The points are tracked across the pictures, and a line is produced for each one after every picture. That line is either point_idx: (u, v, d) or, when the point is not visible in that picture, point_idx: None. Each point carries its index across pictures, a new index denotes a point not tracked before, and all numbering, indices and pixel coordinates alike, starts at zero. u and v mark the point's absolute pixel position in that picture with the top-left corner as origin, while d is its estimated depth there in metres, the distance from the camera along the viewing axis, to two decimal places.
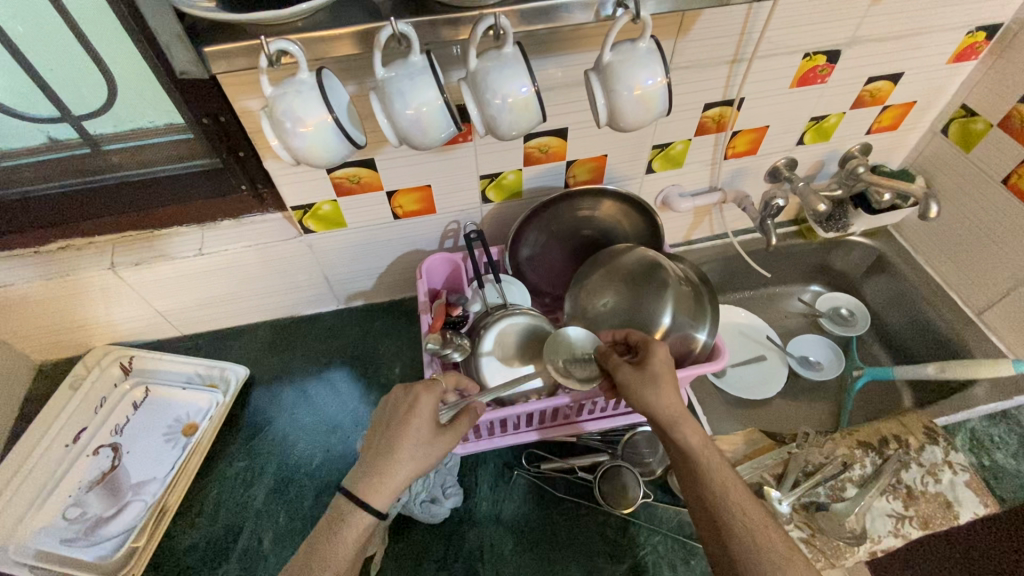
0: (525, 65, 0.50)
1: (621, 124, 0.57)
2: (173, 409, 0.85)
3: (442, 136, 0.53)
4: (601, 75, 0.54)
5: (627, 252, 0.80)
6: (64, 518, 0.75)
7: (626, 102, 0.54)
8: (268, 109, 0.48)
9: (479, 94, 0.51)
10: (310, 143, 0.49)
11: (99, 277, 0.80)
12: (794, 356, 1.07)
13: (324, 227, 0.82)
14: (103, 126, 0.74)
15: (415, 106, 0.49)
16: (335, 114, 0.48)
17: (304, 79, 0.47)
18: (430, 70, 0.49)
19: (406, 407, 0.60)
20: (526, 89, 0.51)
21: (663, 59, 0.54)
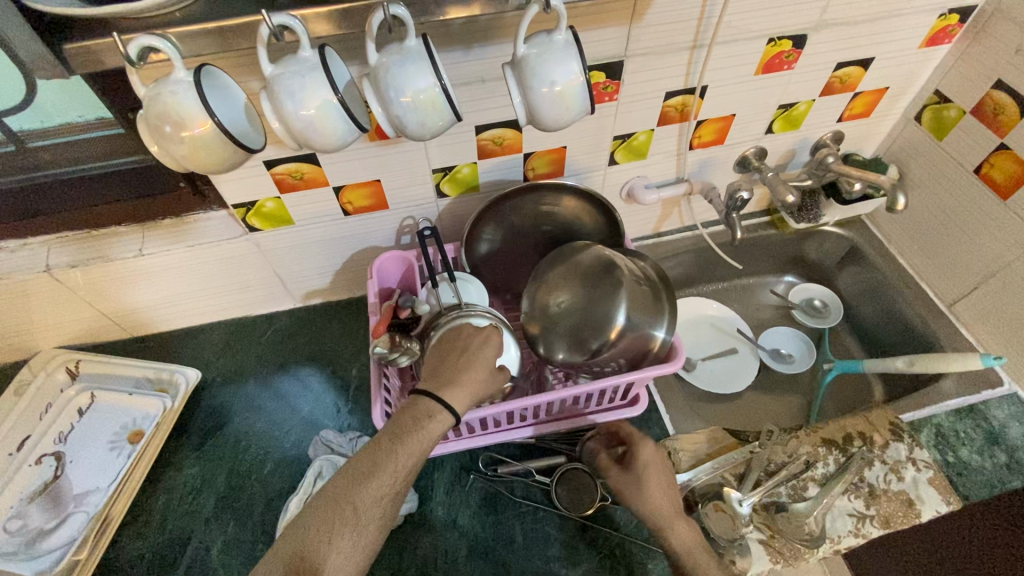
0: (429, 60, 0.47)
1: (542, 123, 0.55)
2: (120, 415, 0.83)
3: (345, 139, 0.50)
4: (516, 73, 0.52)
5: (584, 249, 0.77)
6: (4, 531, 0.72)
7: (542, 100, 0.52)
8: (145, 111, 0.44)
9: (382, 93, 0.48)
10: (192, 148, 0.45)
11: (33, 280, 0.77)
12: (765, 349, 1.06)
13: (270, 225, 0.79)
14: (29, 122, 0.70)
15: (310, 107, 0.46)
16: (215, 117, 0.44)
17: (179, 78, 0.44)
18: (322, 68, 0.46)
19: (479, 337, 0.68)
20: (431, 86, 0.48)
21: (581, 53, 0.51)
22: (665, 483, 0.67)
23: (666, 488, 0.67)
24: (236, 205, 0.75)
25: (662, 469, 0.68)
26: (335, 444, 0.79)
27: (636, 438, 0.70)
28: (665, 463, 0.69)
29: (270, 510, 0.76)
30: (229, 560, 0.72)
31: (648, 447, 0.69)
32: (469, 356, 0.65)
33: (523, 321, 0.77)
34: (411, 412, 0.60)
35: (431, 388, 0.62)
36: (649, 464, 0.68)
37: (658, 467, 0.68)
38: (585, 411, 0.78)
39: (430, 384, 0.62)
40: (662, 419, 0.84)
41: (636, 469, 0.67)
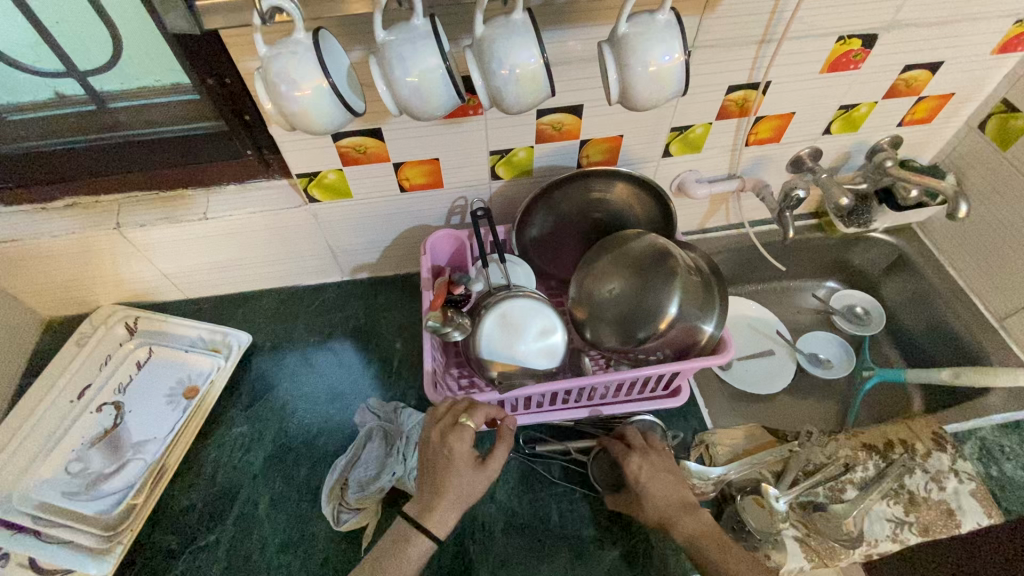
0: (535, 34, 0.48)
1: (633, 102, 0.55)
2: (176, 371, 0.86)
3: (444, 106, 0.52)
4: (614, 50, 0.53)
5: (636, 237, 0.77)
6: (67, 472, 0.76)
7: (640, 78, 0.52)
8: (262, 69, 0.47)
9: (485, 65, 0.50)
10: (304, 107, 0.48)
11: (105, 236, 0.80)
12: (803, 352, 1.05)
13: (330, 197, 0.81)
14: (110, 83, 0.73)
15: (418, 74, 0.48)
16: (331, 78, 0.46)
17: (299, 39, 0.46)
18: (433, 36, 0.48)
19: (447, 444, 0.61)
20: (534, 60, 0.49)
21: (683, 34, 0.52)
22: (662, 489, 0.66)
23: (665, 493, 0.66)
24: (300, 175, 0.77)
25: (655, 473, 0.67)
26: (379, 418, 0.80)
27: (625, 454, 0.69)
28: (660, 466, 0.68)
29: (315, 471, 0.79)
30: (276, 516, 0.75)
31: (636, 460, 0.68)
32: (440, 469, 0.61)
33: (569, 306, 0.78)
34: (394, 534, 0.61)
35: (410, 513, 0.61)
36: (642, 475, 0.67)
37: (654, 472, 0.67)
38: (627, 398, 0.79)
39: (411, 506, 0.61)
40: (700, 412, 0.85)
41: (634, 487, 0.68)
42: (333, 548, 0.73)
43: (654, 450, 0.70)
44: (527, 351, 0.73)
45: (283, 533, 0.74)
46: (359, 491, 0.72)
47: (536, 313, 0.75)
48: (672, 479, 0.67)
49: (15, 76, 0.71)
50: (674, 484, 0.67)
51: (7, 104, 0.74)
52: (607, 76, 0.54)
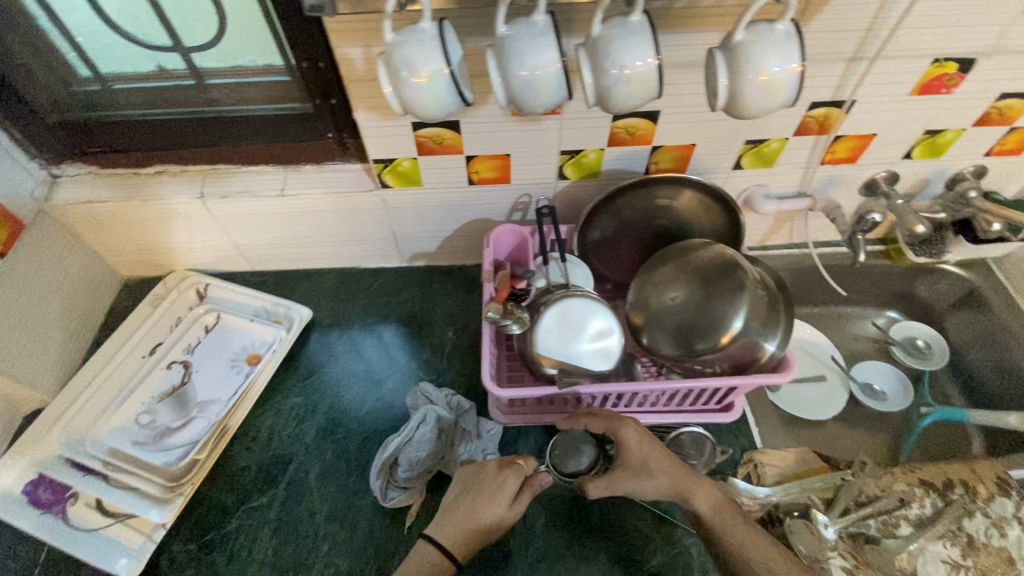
0: (650, 35, 0.48)
1: (743, 111, 0.55)
2: (241, 339, 0.90)
3: (552, 102, 0.53)
4: (727, 56, 0.53)
5: (702, 248, 0.76)
6: (137, 423, 0.81)
7: (755, 86, 0.52)
8: (387, 55, 0.49)
9: (598, 61, 0.50)
10: (421, 94, 0.50)
11: (189, 204, 0.85)
12: (857, 381, 1.00)
13: (401, 184, 0.84)
14: (210, 60, 0.77)
15: (533, 66, 0.49)
16: (451, 67, 0.49)
17: (424, 28, 0.49)
18: (552, 32, 0.49)
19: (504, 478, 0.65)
20: (649, 61, 0.49)
21: (800, 42, 0.53)
22: (662, 459, 0.65)
23: (666, 461, 0.65)
24: (376, 161, 0.79)
25: (648, 442, 0.66)
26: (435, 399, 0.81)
27: (615, 425, 0.67)
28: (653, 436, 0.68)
29: (364, 448, 0.81)
30: (325, 486, 0.78)
31: (630, 429, 0.67)
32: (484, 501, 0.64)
33: (627, 312, 0.78)
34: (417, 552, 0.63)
35: (436, 536, 0.63)
36: (638, 443, 0.66)
37: (648, 441, 0.66)
38: (677, 408, 0.79)
39: (437, 528, 0.64)
40: (750, 431, 0.83)
41: (631, 458, 0.66)
42: (375, 523, 0.75)
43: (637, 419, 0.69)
44: (581, 354, 0.74)
45: (330, 503, 0.77)
46: (408, 470, 0.74)
47: (595, 313, 0.75)
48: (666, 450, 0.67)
49: (126, 48, 0.76)
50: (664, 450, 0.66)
51: (114, 73, 0.79)
52: (716, 83, 0.54)
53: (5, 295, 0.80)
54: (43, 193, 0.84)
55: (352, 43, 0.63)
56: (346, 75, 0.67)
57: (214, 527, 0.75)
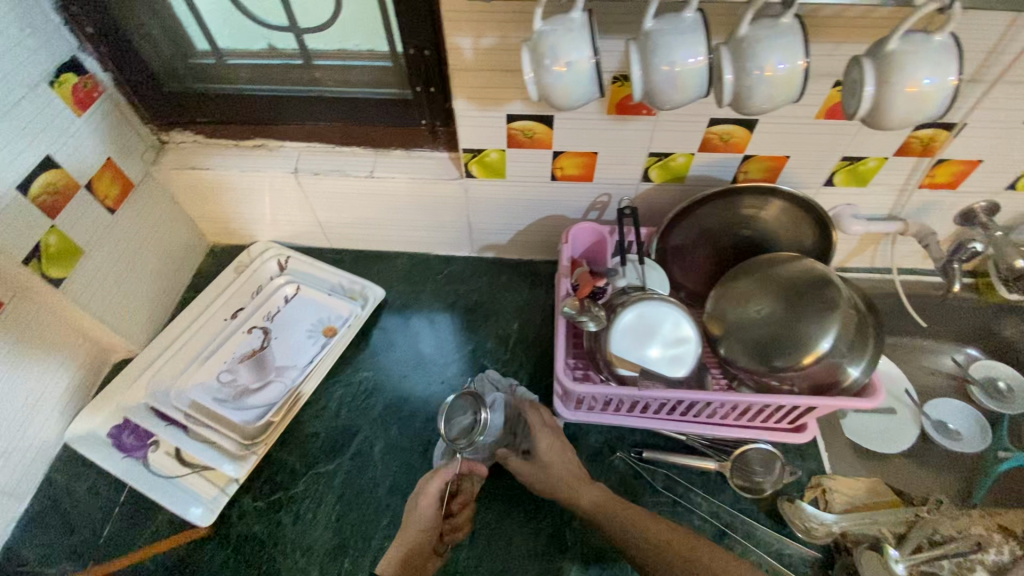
0: (803, 39, 0.48)
1: (884, 123, 0.49)
2: (317, 311, 0.94)
3: (687, 99, 0.52)
4: (876, 64, 0.47)
5: (789, 263, 0.74)
6: (218, 380, 0.86)
7: (901, 100, 0.47)
8: (533, 43, 0.50)
9: (741, 60, 0.49)
10: (562, 83, 0.51)
11: (281, 178, 0.89)
12: (930, 418, 0.94)
13: (485, 174, 0.85)
14: (319, 42, 0.80)
15: (679, 64, 0.49)
16: (595, 58, 0.50)
17: (574, 18, 0.50)
18: (702, 30, 0.49)
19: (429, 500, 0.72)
20: (796, 63, 0.49)
21: (957, 54, 0.47)
22: (561, 455, 0.74)
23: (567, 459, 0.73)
24: (465, 150, 0.81)
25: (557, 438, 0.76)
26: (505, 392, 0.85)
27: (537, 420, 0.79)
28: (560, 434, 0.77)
29: (428, 427, 0.83)
30: (389, 460, 0.80)
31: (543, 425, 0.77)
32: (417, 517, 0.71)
33: (704, 321, 0.77)
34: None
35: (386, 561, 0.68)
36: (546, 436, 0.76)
37: (555, 441, 0.76)
38: (747, 424, 0.77)
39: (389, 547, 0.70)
40: (819, 455, 0.82)
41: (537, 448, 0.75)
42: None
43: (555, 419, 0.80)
44: (654, 360, 0.73)
45: (393, 477, 0.79)
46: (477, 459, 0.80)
47: (672, 318, 0.74)
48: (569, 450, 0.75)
49: (243, 25, 0.80)
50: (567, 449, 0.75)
51: (230, 49, 0.83)
52: (860, 92, 0.48)
53: (111, 249, 0.85)
54: (151, 156, 0.89)
55: (462, 33, 0.64)
56: (453, 63, 0.68)
57: (282, 487, 0.79)
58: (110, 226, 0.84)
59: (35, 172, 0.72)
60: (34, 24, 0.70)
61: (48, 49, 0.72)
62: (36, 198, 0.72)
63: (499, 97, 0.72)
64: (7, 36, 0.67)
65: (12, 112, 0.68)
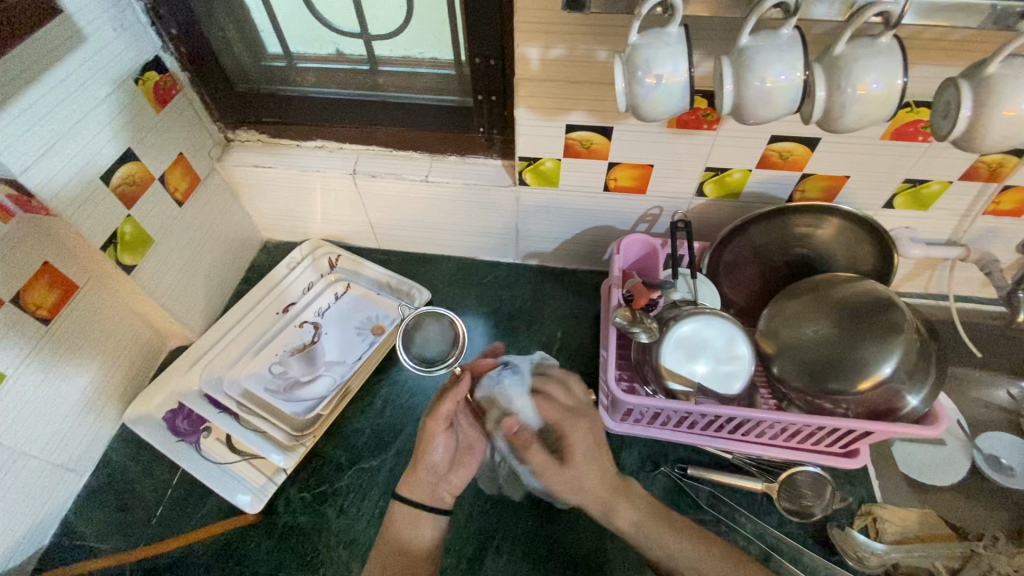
0: (903, 59, 0.48)
1: (974, 147, 0.49)
2: (366, 309, 0.96)
3: (775, 116, 0.53)
4: (974, 86, 0.47)
5: (848, 284, 0.74)
6: (270, 372, 0.88)
7: (999, 124, 0.46)
8: (627, 55, 0.51)
9: (835, 78, 0.49)
10: (654, 96, 0.52)
11: (339, 179, 0.91)
12: (982, 451, 0.91)
13: (538, 183, 0.86)
14: (385, 49, 0.83)
15: (772, 79, 0.49)
16: (691, 72, 0.51)
17: (671, 32, 0.51)
18: (800, 46, 0.49)
19: (437, 425, 0.67)
20: (891, 84, 0.49)
21: None
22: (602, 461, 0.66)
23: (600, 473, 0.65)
24: (521, 158, 0.82)
25: (592, 450, 0.65)
26: (505, 381, 0.71)
27: (568, 429, 0.65)
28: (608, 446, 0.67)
29: None
30: None
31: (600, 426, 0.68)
32: (428, 441, 0.67)
33: (756, 338, 0.77)
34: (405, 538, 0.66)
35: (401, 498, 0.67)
36: (581, 452, 0.64)
37: (588, 453, 0.65)
38: (797, 446, 0.75)
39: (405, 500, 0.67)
40: (871, 482, 0.79)
41: (572, 462, 0.64)
42: (479, 507, 0.79)
43: (576, 408, 0.69)
44: (698, 376, 0.73)
45: None
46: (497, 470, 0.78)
47: (729, 337, 0.74)
48: (604, 463, 0.65)
49: (314, 30, 0.83)
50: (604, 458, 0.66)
51: (299, 52, 0.86)
52: (955, 114, 0.48)
53: (176, 240, 0.88)
54: (218, 153, 0.93)
55: (531, 44, 0.66)
56: (519, 73, 0.70)
57: (327, 480, 0.80)
58: (178, 218, 0.88)
59: (117, 164, 0.76)
60: (124, 25, 0.74)
61: (135, 48, 0.76)
62: (115, 188, 0.76)
63: (561, 107, 0.73)
64: (101, 34, 0.71)
65: (101, 107, 0.72)
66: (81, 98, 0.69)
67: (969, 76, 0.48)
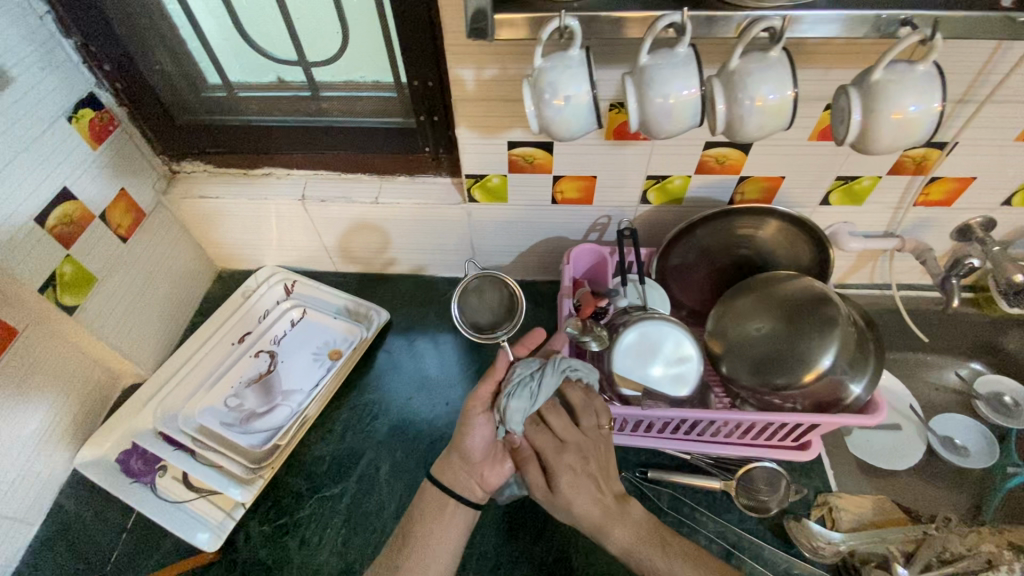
0: (792, 72, 0.50)
1: (867, 149, 0.52)
2: (323, 334, 0.95)
3: (681, 129, 0.54)
4: (863, 93, 0.49)
5: (788, 281, 0.76)
6: (225, 405, 0.86)
7: (886, 127, 0.49)
8: (534, 78, 0.52)
9: (731, 92, 0.51)
10: (561, 116, 0.53)
11: (288, 206, 0.91)
12: (937, 434, 0.93)
13: (487, 199, 0.87)
14: (325, 74, 0.83)
15: (673, 96, 0.51)
16: (594, 92, 0.52)
17: (573, 55, 0.52)
18: (694, 63, 0.51)
19: (476, 408, 0.68)
20: (783, 94, 0.51)
21: (944, 84, 0.49)
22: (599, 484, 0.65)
23: (591, 498, 0.64)
24: (468, 176, 0.83)
25: (579, 476, 0.65)
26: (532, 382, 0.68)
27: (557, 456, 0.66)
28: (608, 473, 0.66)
29: (433, 449, 0.85)
30: (394, 483, 0.81)
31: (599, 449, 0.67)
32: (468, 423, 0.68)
33: (705, 339, 0.78)
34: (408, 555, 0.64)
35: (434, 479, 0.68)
36: (565, 481, 0.64)
37: (575, 481, 0.65)
38: (751, 442, 0.77)
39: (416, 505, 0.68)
40: (824, 472, 0.81)
41: (557, 492, 0.64)
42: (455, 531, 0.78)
43: (577, 438, 0.67)
44: (651, 380, 0.75)
45: (398, 501, 0.80)
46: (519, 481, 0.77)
47: (678, 339, 0.76)
48: (600, 485, 0.65)
49: (253, 59, 0.83)
50: (596, 485, 0.65)
51: (240, 82, 0.86)
52: (847, 119, 0.50)
53: (122, 276, 0.87)
54: (162, 186, 0.92)
55: (464, 66, 0.67)
56: (456, 94, 0.71)
57: (287, 512, 0.79)
58: (122, 255, 0.86)
59: (52, 203, 0.74)
60: (54, 64, 0.74)
61: (68, 87, 0.75)
62: (50, 229, 0.74)
63: (500, 125, 0.74)
64: (29, 75, 0.70)
65: (32, 148, 0.71)
66: (9, 140, 0.68)
67: (860, 85, 0.51)
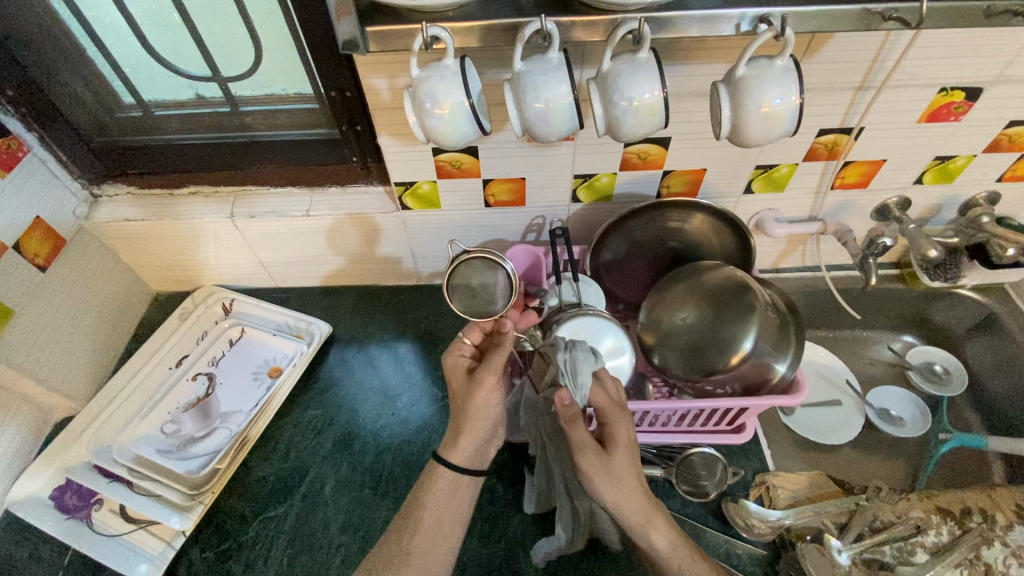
0: (658, 71, 0.52)
1: (743, 140, 0.57)
2: (263, 352, 0.94)
3: (563, 131, 0.57)
4: (731, 89, 0.54)
5: (712, 270, 0.78)
6: (162, 432, 0.85)
7: (753, 118, 0.54)
8: (413, 88, 0.55)
9: (606, 95, 0.53)
10: (444, 124, 0.56)
11: (218, 224, 0.89)
12: (874, 408, 0.97)
13: (420, 205, 0.86)
14: (245, 89, 0.82)
15: (547, 100, 0.53)
16: (470, 100, 0.54)
17: (448, 65, 0.54)
18: (565, 68, 0.53)
19: (490, 377, 0.66)
20: (653, 94, 0.52)
21: (799, 78, 0.54)
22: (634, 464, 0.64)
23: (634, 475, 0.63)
24: (397, 183, 0.82)
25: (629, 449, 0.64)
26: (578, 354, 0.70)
27: (613, 418, 0.65)
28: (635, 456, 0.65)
29: (378, 460, 0.84)
30: (340, 497, 0.81)
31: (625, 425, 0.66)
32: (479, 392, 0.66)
33: (638, 330, 0.79)
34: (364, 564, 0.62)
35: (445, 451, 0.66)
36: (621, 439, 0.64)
37: (630, 449, 0.64)
38: (689, 429, 0.80)
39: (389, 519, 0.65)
40: (762, 453, 0.84)
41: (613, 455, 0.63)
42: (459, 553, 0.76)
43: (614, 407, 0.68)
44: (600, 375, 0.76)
45: (345, 515, 0.79)
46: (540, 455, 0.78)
47: (608, 331, 0.78)
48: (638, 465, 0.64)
49: (168, 77, 0.81)
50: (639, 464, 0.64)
51: (155, 100, 0.84)
52: (719, 114, 0.56)
53: (43, 307, 0.83)
54: (83, 211, 0.89)
55: (377, 75, 0.67)
56: (372, 103, 0.70)
57: (231, 536, 0.77)
58: (41, 285, 0.83)
59: None
60: None
61: None
62: None
63: None
64: None
65: None
66: None
67: (731, 83, 0.56)
